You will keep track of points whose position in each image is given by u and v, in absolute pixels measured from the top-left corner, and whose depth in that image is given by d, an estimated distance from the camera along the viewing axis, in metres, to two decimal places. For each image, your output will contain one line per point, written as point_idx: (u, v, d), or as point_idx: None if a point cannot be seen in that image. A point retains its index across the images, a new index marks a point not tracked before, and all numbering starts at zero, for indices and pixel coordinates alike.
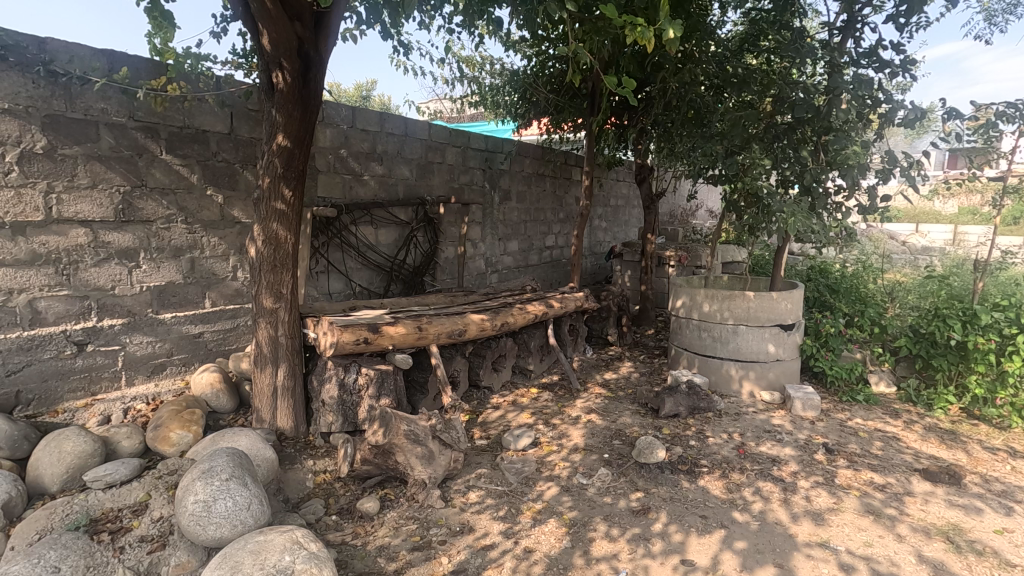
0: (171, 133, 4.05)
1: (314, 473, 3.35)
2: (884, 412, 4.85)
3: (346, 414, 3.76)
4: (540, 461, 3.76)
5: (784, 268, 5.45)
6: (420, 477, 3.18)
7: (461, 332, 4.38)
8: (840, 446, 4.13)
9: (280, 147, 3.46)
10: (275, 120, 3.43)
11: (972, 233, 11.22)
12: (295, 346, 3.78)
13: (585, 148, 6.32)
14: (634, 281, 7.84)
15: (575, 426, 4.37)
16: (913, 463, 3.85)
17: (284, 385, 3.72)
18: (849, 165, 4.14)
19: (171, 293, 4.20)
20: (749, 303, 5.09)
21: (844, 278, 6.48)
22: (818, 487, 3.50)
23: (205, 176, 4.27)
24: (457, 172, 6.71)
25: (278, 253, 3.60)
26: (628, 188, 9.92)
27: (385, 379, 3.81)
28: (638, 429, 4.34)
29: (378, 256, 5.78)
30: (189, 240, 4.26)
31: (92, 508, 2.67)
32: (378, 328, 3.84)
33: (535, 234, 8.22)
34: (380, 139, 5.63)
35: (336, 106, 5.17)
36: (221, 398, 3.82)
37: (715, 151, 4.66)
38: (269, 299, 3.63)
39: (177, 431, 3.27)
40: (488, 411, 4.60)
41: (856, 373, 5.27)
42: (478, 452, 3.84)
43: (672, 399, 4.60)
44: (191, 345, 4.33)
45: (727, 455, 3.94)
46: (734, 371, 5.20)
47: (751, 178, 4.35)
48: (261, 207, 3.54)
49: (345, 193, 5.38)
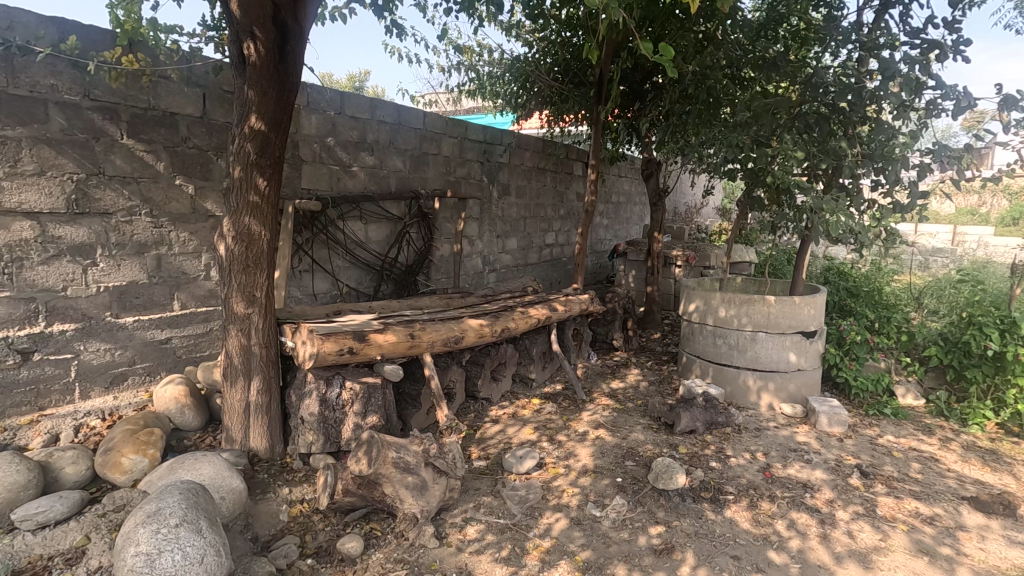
0: (134, 114, 3.61)
1: (290, 504, 2.92)
2: (917, 428, 4.46)
3: (328, 433, 3.33)
4: (546, 487, 3.35)
5: (806, 270, 5.06)
6: (410, 511, 2.77)
7: (459, 339, 3.98)
8: (875, 469, 3.73)
9: (252, 130, 3.00)
10: (248, 99, 2.98)
11: (970, 234, 10.39)
12: (272, 356, 3.33)
13: (592, 138, 5.87)
14: (639, 282, 7.47)
15: (583, 443, 3.97)
16: (959, 490, 3.47)
17: (259, 400, 3.28)
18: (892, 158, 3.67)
19: (134, 294, 3.76)
20: (769, 309, 4.70)
21: (864, 281, 6.09)
22: (860, 519, 3.11)
23: (172, 164, 3.83)
24: (454, 164, 6.28)
25: (251, 251, 3.15)
26: (631, 184, 9.53)
27: (373, 395, 3.37)
28: (652, 447, 3.94)
29: (368, 254, 5.35)
30: (155, 235, 3.82)
31: (17, 556, 2.25)
32: (365, 336, 3.42)
33: (535, 232, 7.80)
34: (371, 127, 5.21)
35: (322, 90, 4.77)
36: (187, 413, 3.37)
37: (743, 141, 4.17)
38: (240, 303, 3.18)
39: (130, 456, 2.84)
40: (487, 426, 4.19)
41: (882, 385, 4.91)
42: (477, 476, 3.43)
43: (688, 413, 4.19)
44: (156, 352, 3.88)
45: (753, 479, 3.55)
46: (752, 382, 4.82)
47: (782, 173, 3.88)
48: (232, 199, 3.08)
49: (332, 186, 4.95)
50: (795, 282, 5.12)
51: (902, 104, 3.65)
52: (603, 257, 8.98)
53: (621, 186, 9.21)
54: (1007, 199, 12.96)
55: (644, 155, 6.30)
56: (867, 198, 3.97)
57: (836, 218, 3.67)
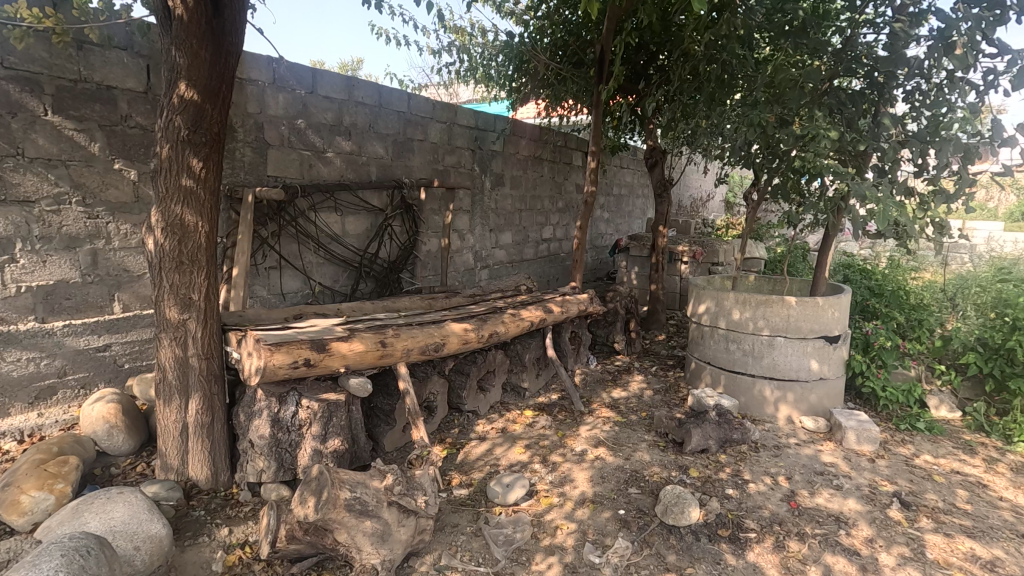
0: (60, 87, 3.12)
1: (227, 549, 2.44)
2: (956, 446, 3.97)
3: (282, 460, 2.83)
4: (536, 522, 2.87)
5: (829, 268, 4.55)
6: (369, 562, 2.28)
7: (438, 346, 3.49)
8: (917, 498, 3.24)
9: (181, 99, 2.50)
10: (175, 62, 2.48)
11: (981, 229, 9.81)
12: (214, 370, 2.83)
13: (593, 122, 5.32)
14: (642, 279, 6.98)
15: (581, 465, 3.49)
16: (1018, 526, 2.99)
17: (198, 422, 2.78)
18: (945, 136, 3.11)
19: (64, 295, 3.27)
20: (789, 311, 4.20)
21: (890, 280, 5.59)
22: (907, 566, 2.63)
23: (110, 146, 3.34)
24: (442, 152, 5.76)
25: (186, 246, 2.65)
26: (632, 175, 9.01)
27: (335, 414, 2.92)
28: (659, 470, 3.45)
29: (345, 249, 4.84)
30: (89, 227, 3.33)
31: None
32: (324, 345, 2.92)
33: (531, 226, 7.29)
34: (348, 108, 4.71)
35: (291, 66, 4.27)
36: (115, 436, 2.87)
37: (766, 119, 3.59)
38: (174, 308, 2.68)
39: (31, 493, 2.36)
40: (472, 445, 3.70)
41: (914, 396, 4.43)
42: (455, 509, 2.94)
43: (699, 430, 3.70)
44: (92, 362, 3.39)
45: (776, 510, 3.07)
46: (769, 392, 4.33)
47: (813, 155, 3.34)
48: (159, 182, 2.57)
49: (303, 173, 4.46)
50: (816, 281, 4.62)
51: (953, 77, 3.16)
52: (603, 253, 8.46)
53: (622, 178, 8.69)
54: (1015, 195, 12.49)
55: (648, 143, 5.84)
56: (913, 186, 3.42)
57: (882, 207, 3.13)
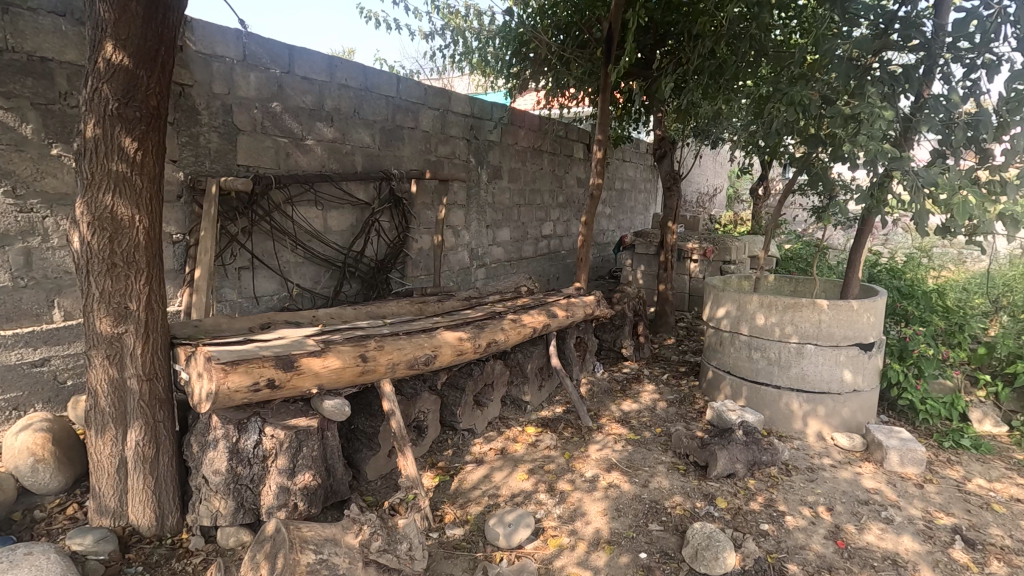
0: None
1: None
2: (1010, 467, 3.55)
3: (241, 499, 2.38)
4: (544, 572, 2.43)
5: (862, 268, 4.12)
6: None
7: (429, 360, 3.03)
8: (980, 534, 2.82)
9: (110, 65, 2.05)
10: (101, 19, 2.03)
11: None
12: (160, 394, 2.36)
13: (601, 109, 4.84)
14: (649, 278, 6.55)
15: (593, 494, 3.04)
16: None
17: (139, 457, 2.33)
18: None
19: None
20: (821, 316, 3.76)
21: (921, 281, 5.16)
22: None
23: (45, 128, 2.86)
24: (434, 141, 5.28)
25: (121, 244, 2.18)
26: (635, 169, 8.56)
27: (305, 444, 2.45)
28: (683, 500, 3.01)
29: (326, 247, 4.37)
30: (22, 222, 2.85)
31: None
32: (293, 362, 2.46)
33: (530, 222, 6.82)
34: (330, 91, 4.23)
35: (263, 41, 3.78)
36: (40, 473, 2.40)
37: (808, 98, 3.16)
38: (107, 320, 2.21)
39: None
40: (468, 469, 3.25)
41: (956, 408, 4.01)
42: (448, 554, 2.50)
43: (726, 453, 3.26)
44: (25, 380, 2.91)
45: (822, 551, 2.64)
46: (798, 406, 3.89)
47: (866, 140, 2.89)
48: (84, 167, 2.10)
49: (278, 162, 3.98)
50: (848, 283, 4.18)
51: None
52: (605, 251, 8.01)
53: (626, 171, 8.24)
54: None
55: (658, 133, 5.39)
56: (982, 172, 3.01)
57: (959, 198, 2.77)
